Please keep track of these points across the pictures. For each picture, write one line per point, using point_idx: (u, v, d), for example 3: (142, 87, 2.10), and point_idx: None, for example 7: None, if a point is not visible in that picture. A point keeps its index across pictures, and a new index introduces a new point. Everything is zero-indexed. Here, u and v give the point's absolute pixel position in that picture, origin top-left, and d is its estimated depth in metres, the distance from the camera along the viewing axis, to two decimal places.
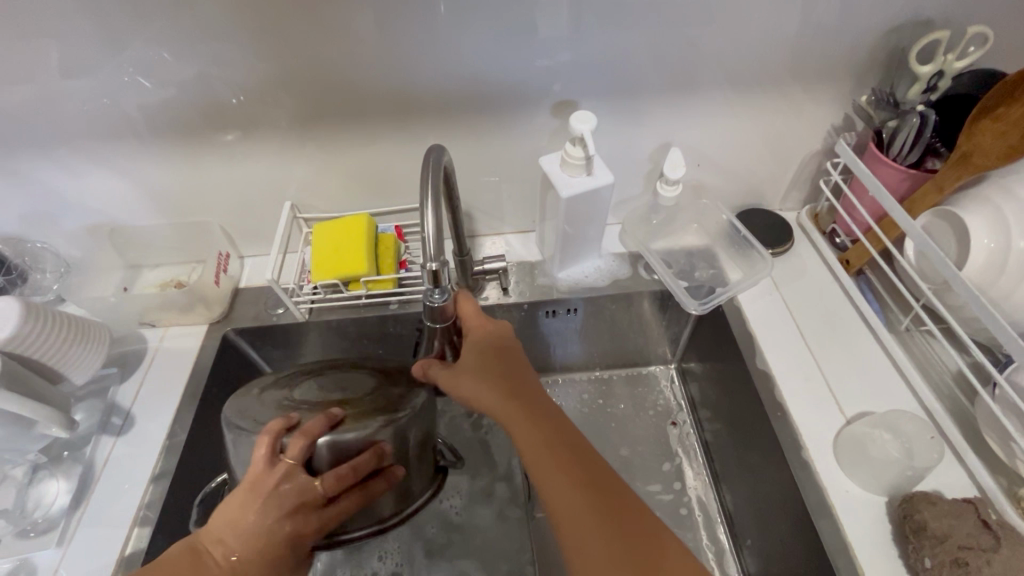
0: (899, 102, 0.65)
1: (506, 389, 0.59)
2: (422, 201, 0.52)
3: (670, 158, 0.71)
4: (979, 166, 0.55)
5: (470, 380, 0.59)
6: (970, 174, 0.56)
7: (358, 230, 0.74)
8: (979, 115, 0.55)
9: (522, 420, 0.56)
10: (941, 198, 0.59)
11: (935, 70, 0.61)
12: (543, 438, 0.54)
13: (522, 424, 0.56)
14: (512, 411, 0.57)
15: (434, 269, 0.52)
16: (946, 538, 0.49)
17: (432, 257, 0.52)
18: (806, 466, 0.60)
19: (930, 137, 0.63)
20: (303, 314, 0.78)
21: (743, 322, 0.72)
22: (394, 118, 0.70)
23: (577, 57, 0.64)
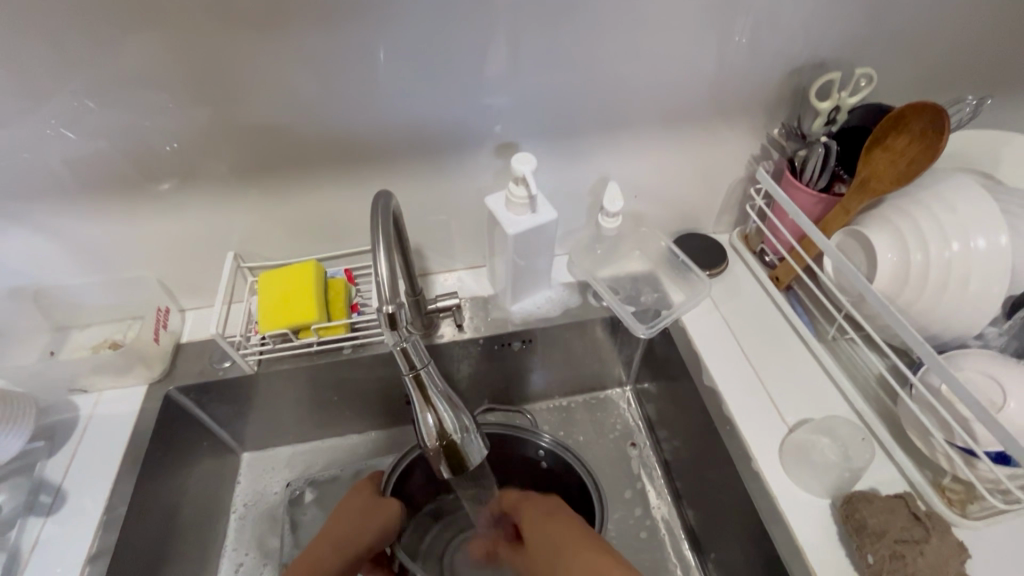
0: (806, 133, 0.72)
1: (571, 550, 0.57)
2: (374, 247, 0.53)
3: (609, 191, 0.74)
4: (878, 189, 0.61)
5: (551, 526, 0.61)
6: (871, 197, 0.62)
7: (306, 276, 0.72)
8: (873, 146, 0.61)
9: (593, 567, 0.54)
10: (850, 218, 0.66)
11: (832, 106, 0.68)
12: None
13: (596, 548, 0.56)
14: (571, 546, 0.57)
15: (390, 311, 0.51)
16: (884, 534, 0.53)
17: (386, 301, 0.51)
18: (757, 477, 0.63)
19: (835, 163, 0.69)
20: (251, 365, 0.76)
21: (689, 342, 0.76)
22: (340, 164, 0.70)
23: (515, 102, 0.67)
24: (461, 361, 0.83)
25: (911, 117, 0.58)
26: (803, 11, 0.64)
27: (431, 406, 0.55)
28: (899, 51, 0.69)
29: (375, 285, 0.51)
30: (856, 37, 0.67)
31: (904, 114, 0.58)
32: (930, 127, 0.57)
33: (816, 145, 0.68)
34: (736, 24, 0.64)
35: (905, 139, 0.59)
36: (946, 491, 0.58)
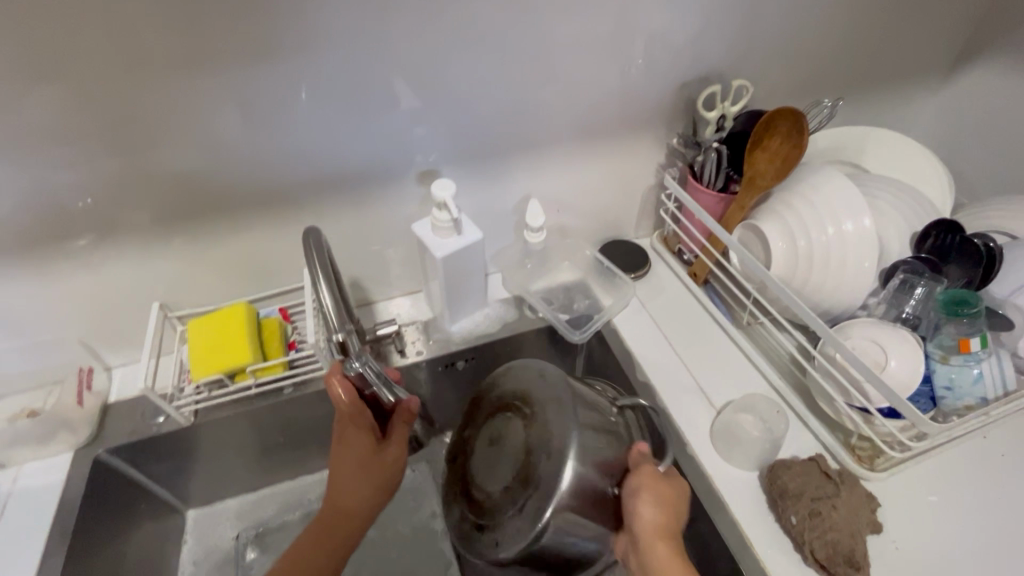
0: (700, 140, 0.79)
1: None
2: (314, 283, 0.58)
3: (530, 210, 0.78)
4: (762, 186, 0.69)
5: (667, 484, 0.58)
6: (757, 194, 0.70)
7: (236, 318, 0.71)
8: (754, 148, 0.69)
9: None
10: (745, 213, 0.73)
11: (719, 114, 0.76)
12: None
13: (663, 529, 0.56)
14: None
15: (341, 338, 0.58)
16: (802, 494, 0.58)
17: (341, 327, 0.57)
18: (692, 460, 0.67)
19: (729, 166, 0.76)
20: (187, 417, 0.73)
21: (621, 342, 0.81)
22: (264, 205, 0.71)
23: (429, 132, 0.70)
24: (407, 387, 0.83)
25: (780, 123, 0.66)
26: (681, 32, 0.71)
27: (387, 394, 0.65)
28: (769, 63, 0.78)
29: (329, 312, 0.57)
30: (730, 54, 0.75)
31: (776, 117, 0.66)
32: (795, 130, 0.65)
33: (709, 151, 0.75)
34: (622, 48, 0.70)
35: (779, 140, 0.67)
36: (856, 449, 0.64)
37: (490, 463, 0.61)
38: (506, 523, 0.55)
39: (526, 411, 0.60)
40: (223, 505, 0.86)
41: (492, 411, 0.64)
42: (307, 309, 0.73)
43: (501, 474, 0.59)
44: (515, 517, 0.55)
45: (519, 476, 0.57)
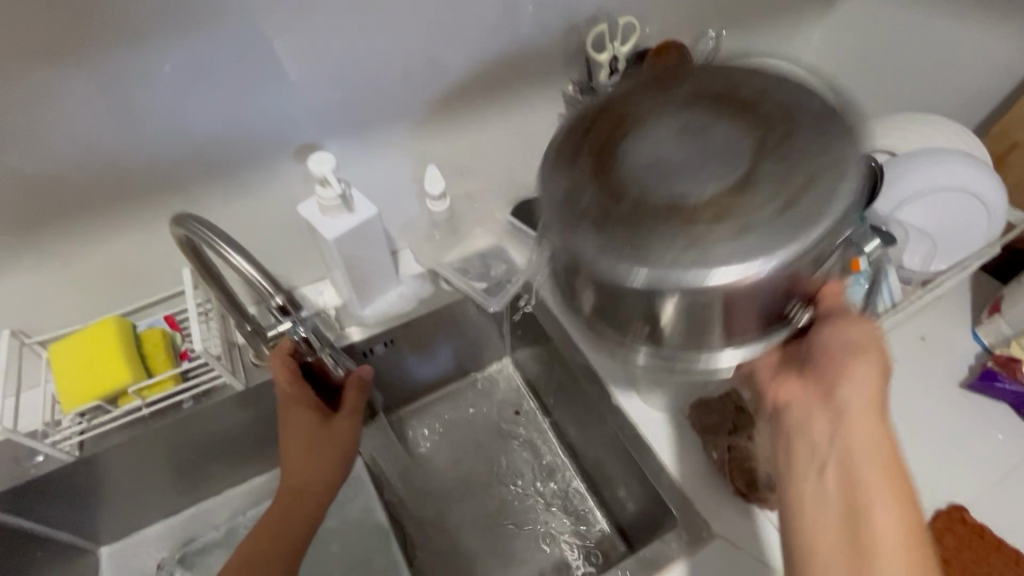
0: (594, 83, 0.74)
1: (874, 448, 0.45)
2: (222, 252, 0.48)
3: (428, 175, 0.73)
4: None
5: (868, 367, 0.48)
6: None
7: (108, 337, 0.63)
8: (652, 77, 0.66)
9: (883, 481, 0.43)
10: None
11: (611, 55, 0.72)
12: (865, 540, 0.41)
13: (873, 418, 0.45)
14: (879, 450, 0.44)
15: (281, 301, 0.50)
16: (719, 428, 0.61)
17: (272, 291, 0.49)
18: (617, 410, 0.67)
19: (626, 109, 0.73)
20: (71, 452, 0.65)
21: (540, 302, 0.79)
22: (117, 204, 0.62)
23: (299, 100, 0.63)
24: None
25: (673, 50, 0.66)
26: None
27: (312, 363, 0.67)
28: None
29: (253, 280, 0.48)
30: None
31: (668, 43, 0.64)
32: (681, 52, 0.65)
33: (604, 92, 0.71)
34: None
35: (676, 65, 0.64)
36: None
37: (660, 158, 0.44)
38: (660, 230, 0.41)
39: (740, 106, 0.46)
40: (144, 534, 0.80)
41: (682, 99, 0.47)
42: (191, 313, 0.66)
43: (686, 187, 0.42)
44: (669, 245, 0.40)
45: (712, 203, 0.41)
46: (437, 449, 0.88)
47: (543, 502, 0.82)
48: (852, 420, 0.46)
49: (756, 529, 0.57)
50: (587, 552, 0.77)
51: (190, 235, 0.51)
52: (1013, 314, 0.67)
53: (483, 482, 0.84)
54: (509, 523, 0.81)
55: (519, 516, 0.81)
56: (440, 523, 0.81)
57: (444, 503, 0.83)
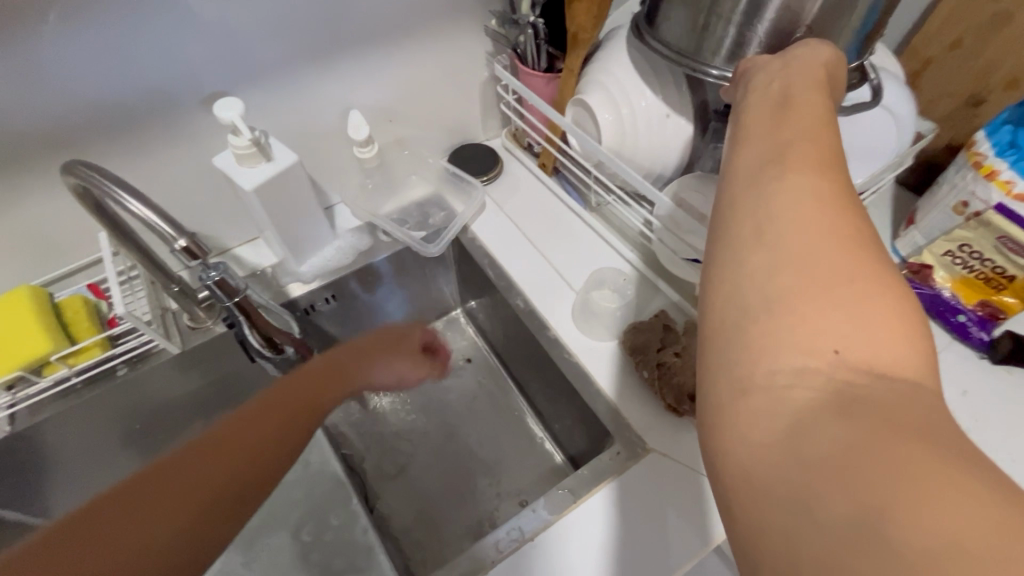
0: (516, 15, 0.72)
1: (817, 105, 0.38)
2: (118, 198, 0.47)
3: (351, 120, 0.70)
4: (585, 39, 0.67)
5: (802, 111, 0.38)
6: (582, 49, 0.68)
7: (22, 306, 0.60)
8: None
9: (818, 128, 0.36)
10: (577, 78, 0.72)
11: None
12: (793, 153, 0.34)
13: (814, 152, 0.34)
14: (819, 108, 0.38)
15: (186, 245, 0.49)
16: (649, 348, 0.63)
17: (173, 237, 0.48)
18: (557, 343, 0.69)
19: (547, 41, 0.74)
20: (2, 428, 0.64)
21: (480, 246, 0.79)
22: (12, 166, 0.58)
23: (203, 45, 0.60)
24: None
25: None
26: None
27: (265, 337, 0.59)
28: None
29: (154, 226, 0.48)
30: None
31: None
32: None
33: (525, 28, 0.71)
34: None
35: None
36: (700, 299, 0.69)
37: None
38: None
39: None
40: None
41: None
42: (110, 278, 0.64)
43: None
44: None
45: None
46: (391, 401, 0.88)
47: (499, 441, 0.84)
48: (798, 95, 0.39)
49: (690, 440, 0.60)
50: (543, 483, 0.80)
51: (88, 186, 0.49)
52: (925, 223, 0.70)
53: (439, 427, 0.86)
54: (467, 464, 0.82)
55: (476, 456, 0.83)
56: (399, 470, 0.83)
57: (401, 450, 0.84)
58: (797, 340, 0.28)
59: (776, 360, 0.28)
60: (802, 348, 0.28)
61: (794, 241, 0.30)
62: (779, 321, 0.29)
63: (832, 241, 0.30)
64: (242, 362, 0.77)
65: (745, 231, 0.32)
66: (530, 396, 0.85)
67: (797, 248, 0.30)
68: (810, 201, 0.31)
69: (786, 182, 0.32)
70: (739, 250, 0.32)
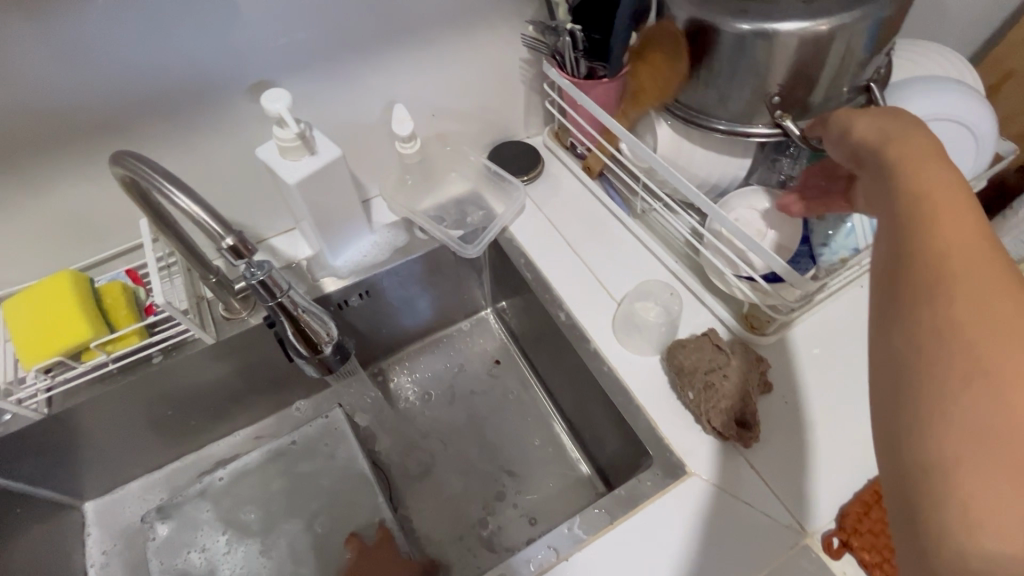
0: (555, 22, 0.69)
1: (954, 195, 0.35)
2: (166, 192, 0.46)
3: (396, 114, 0.68)
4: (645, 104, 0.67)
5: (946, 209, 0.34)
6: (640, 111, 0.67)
7: (63, 291, 0.60)
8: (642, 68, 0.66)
9: (967, 219, 0.34)
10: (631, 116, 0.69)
11: None
12: (951, 265, 0.32)
13: (966, 279, 0.31)
14: (959, 200, 0.34)
15: (233, 243, 0.47)
16: (697, 370, 0.59)
17: (221, 236, 0.47)
18: (596, 355, 0.67)
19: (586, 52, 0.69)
20: (39, 411, 0.63)
21: (517, 248, 0.77)
22: (58, 148, 0.58)
23: (252, 32, 0.58)
24: None
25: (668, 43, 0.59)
26: None
27: (302, 335, 0.56)
28: None
29: (198, 223, 0.46)
30: None
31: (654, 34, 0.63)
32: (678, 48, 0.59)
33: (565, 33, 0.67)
34: None
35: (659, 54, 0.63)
36: (747, 317, 0.66)
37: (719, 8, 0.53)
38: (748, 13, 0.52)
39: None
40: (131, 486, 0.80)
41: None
42: (150, 264, 0.64)
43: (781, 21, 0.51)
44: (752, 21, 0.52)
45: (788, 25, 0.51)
46: (418, 400, 0.88)
47: (525, 448, 0.83)
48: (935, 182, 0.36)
49: (729, 465, 0.57)
50: (569, 494, 0.78)
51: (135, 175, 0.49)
52: None
53: (466, 430, 0.85)
54: (492, 469, 0.81)
55: (502, 462, 0.82)
56: (423, 471, 0.82)
57: (425, 450, 0.83)
58: (971, 523, 0.27)
59: (954, 539, 0.27)
60: (982, 527, 0.26)
61: (959, 391, 0.29)
62: (946, 495, 0.28)
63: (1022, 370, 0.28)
64: (273, 354, 0.76)
65: (903, 378, 0.31)
66: (560, 403, 0.83)
67: (960, 414, 0.28)
68: (987, 326, 0.29)
69: (947, 305, 0.31)
70: (907, 387, 0.31)
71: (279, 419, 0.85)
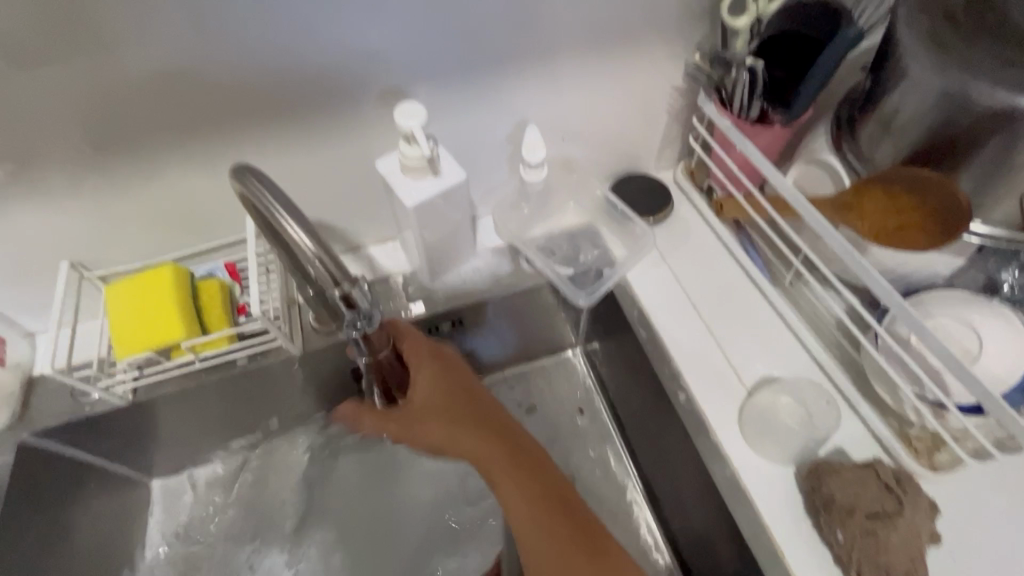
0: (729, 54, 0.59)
1: (524, 461, 0.62)
2: (285, 223, 0.43)
3: (528, 140, 0.61)
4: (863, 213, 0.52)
5: (512, 489, 0.61)
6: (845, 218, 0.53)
7: (165, 288, 0.59)
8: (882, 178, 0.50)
9: (534, 488, 0.61)
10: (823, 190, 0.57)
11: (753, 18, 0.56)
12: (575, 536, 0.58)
13: (569, 540, 0.57)
14: (530, 482, 0.61)
15: (344, 294, 0.48)
16: (855, 508, 0.49)
17: (335, 282, 0.46)
18: (715, 450, 0.57)
19: (762, 94, 0.59)
20: (124, 396, 0.63)
21: (633, 301, 0.68)
22: (182, 137, 0.55)
23: (397, 36, 0.53)
24: None
25: (927, 180, 0.48)
26: None
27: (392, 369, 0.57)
28: None
29: (317, 267, 0.46)
30: None
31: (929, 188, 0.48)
32: (950, 225, 0.49)
33: (740, 69, 0.57)
34: None
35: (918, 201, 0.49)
36: (913, 441, 0.54)
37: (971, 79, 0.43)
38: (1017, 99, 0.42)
39: None
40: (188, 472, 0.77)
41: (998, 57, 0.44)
42: (250, 264, 0.59)
43: None
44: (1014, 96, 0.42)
45: None
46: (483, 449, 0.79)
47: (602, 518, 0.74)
48: (524, 464, 0.62)
49: None
50: None
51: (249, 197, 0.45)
52: None
53: None
54: None
55: None
56: (486, 520, 0.75)
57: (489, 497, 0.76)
58: None
59: None
60: None
61: None
62: None
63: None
64: (355, 370, 0.72)
65: None
66: (649, 477, 0.74)
67: None
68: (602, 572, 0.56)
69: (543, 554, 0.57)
70: None
71: (342, 430, 0.79)
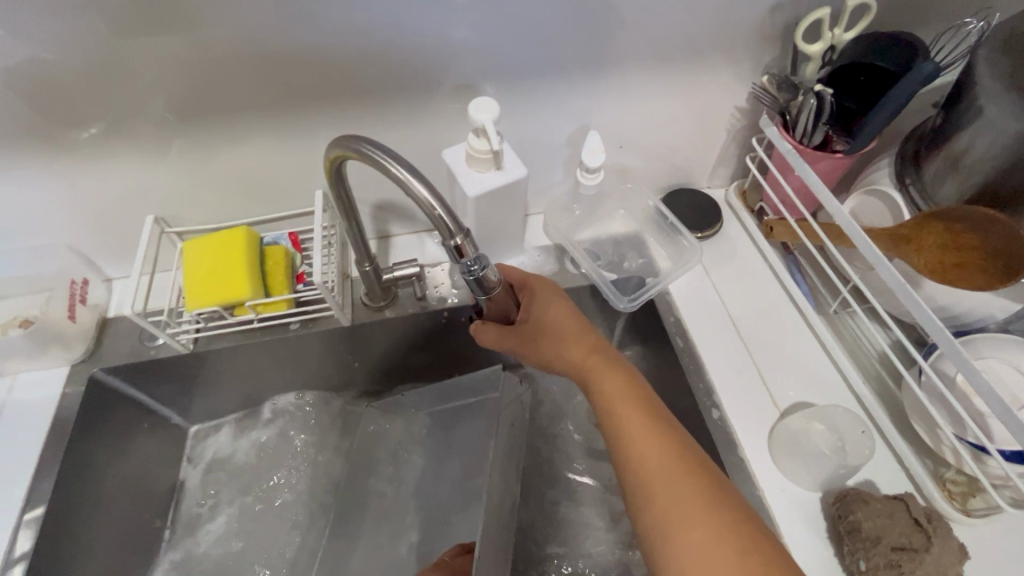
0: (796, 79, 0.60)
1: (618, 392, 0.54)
2: (401, 180, 0.46)
3: (590, 144, 0.63)
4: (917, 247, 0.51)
5: (606, 390, 0.55)
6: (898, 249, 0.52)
7: (236, 247, 0.63)
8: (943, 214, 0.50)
9: (639, 421, 0.52)
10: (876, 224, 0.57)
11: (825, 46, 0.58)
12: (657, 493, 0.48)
13: (646, 445, 0.50)
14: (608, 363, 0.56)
15: (458, 244, 0.47)
16: (879, 540, 0.49)
17: (450, 233, 0.46)
18: (742, 466, 0.58)
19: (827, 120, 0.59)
20: (186, 345, 0.67)
21: (673, 312, 0.69)
22: (269, 112, 0.59)
23: (478, 35, 0.56)
24: (427, 334, 0.75)
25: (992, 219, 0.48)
26: None
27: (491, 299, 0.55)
28: None
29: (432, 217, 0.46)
30: None
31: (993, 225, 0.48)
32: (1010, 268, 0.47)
33: (808, 94, 0.57)
34: None
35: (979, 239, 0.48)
36: (947, 484, 0.54)
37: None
38: None
39: None
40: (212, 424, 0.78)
41: None
42: (315, 237, 0.64)
43: None
44: None
45: None
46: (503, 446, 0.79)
47: None
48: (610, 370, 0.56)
49: None
50: None
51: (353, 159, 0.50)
52: None
53: None
54: None
55: None
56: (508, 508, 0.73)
57: None
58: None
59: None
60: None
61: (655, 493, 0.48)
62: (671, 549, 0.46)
63: (689, 521, 0.46)
64: (396, 347, 0.76)
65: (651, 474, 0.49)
66: None
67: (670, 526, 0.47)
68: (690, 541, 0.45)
69: (651, 487, 0.48)
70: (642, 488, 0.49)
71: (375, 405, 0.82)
